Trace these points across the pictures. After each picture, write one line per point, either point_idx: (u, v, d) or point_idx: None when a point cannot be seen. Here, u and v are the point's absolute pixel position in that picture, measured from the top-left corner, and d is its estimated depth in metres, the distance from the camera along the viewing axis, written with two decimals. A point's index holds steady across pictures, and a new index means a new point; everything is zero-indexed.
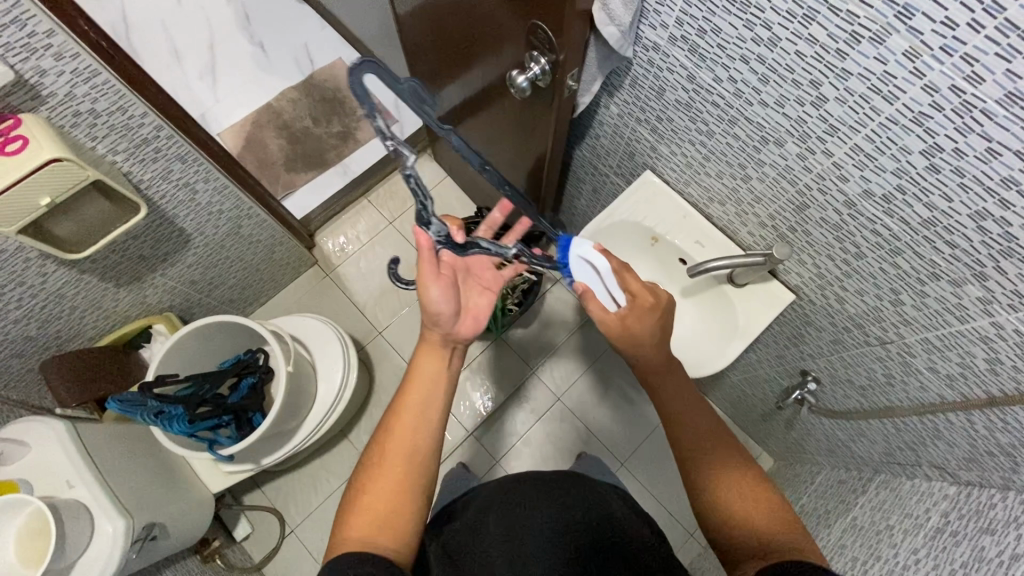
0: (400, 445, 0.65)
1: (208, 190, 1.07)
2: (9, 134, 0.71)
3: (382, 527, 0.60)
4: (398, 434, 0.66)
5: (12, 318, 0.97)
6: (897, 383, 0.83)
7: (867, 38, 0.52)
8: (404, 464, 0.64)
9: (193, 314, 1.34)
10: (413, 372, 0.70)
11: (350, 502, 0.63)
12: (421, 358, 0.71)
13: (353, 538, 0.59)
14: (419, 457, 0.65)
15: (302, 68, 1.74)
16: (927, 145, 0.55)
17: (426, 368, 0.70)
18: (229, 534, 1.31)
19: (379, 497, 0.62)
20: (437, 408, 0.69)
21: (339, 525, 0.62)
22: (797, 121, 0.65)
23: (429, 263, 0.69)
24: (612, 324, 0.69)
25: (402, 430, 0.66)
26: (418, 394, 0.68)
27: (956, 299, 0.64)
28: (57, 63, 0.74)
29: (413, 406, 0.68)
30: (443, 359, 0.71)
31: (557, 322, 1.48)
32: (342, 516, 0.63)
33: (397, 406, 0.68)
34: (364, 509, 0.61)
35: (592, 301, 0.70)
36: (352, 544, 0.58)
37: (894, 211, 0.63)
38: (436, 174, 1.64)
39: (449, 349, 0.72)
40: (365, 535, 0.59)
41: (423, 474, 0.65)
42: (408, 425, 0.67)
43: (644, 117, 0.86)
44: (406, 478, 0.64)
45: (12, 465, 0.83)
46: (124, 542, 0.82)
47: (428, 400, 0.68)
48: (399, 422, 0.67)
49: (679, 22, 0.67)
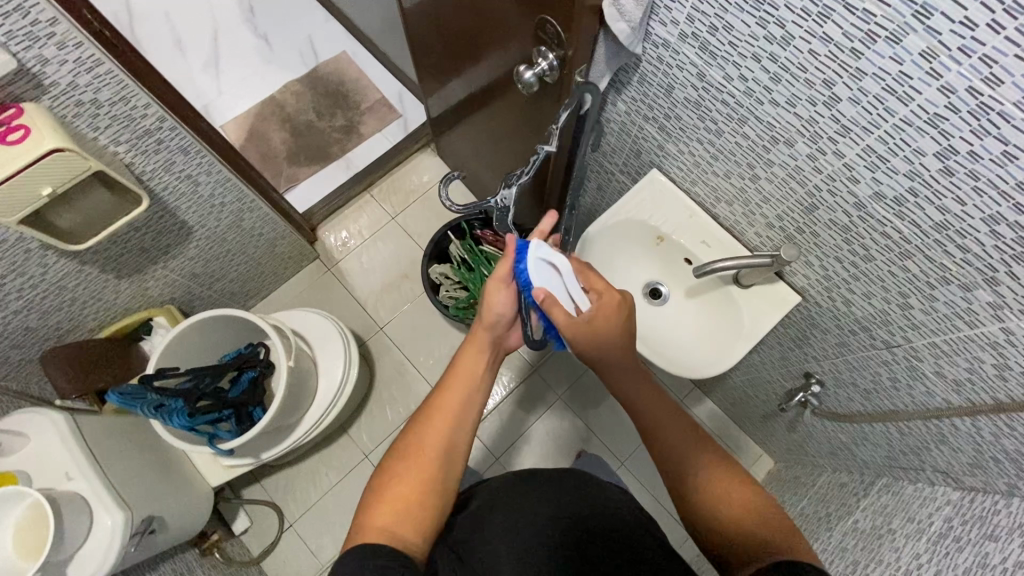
0: (435, 439, 0.65)
1: (210, 182, 1.06)
2: (11, 124, 0.70)
3: (404, 520, 0.60)
4: (434, 428, 0.66)
5: (12, 309, 0.96)
6: (902, 387, 0.82)
7: (883, 37, 0.51)
8: (435, 459, 0.64)
9: (194, 307, 1.33)
10: (454, 367, 0.71)
11: (374, 491, 0.62)
12: (462, 354, 0.72)
13: (375, 527, 0.58)
14: (451, 455, 0.65)
15: (306, 61, 1.72)
16: (941, 148, 0.54)
17: (468, 366, 0.71)
18: (227, 527, 1.31)
19: (406, 489, 0.62)
20: (472, 407, 0.69)
21: (360, 514, 0.61)
22: (808, 121, 0.64)
23: (507, 264, 0.69)
24: (577, 328, 0.68)
25: (439, 425, 0.66)
26: (457, 391, 0.69)
27: (966, 304, 0.64)
28: (60, 52, 0.73)
29: (450, 402, 0.68)
30: (483, 362, 0.71)
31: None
32: (365, 505, 0.62)
33: (433, 400, 0.69)
34: (387, 500, 0.61)
35: (553, 309, 0.66)
36: (374, 533, 0.57)
37: (905, 214, 0.62)
38: (440, 169, 1.63)
39: (492, 356, 0.73)
40: (388, 526, 0.59)
41: (453, 472, 0.65)
42: (445, 420, 0.67)
43: (652, 115, 0.85)
44: (436, 474, 0.63)
45: (10, 456, 0.83)
46: (123, 535, 0.81)
47: (466, 400, 0.69)
48: (436, 416, 0.67)
49: (690, 19, 0.66)
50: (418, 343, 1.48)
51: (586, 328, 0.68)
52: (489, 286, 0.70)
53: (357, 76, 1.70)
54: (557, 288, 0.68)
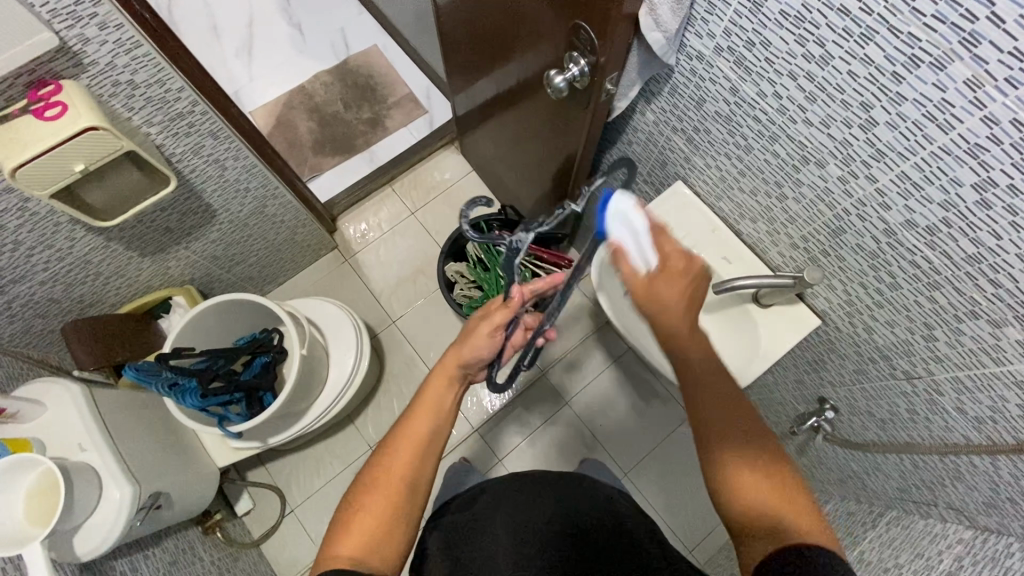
0: (400, 469, 0.65)
1: (237, 168, 1.07)
2: (49, 100, 0.72)
3: (373, 549, 0.60)
4: (401, 458, 0.65)
5: (39, 280, 0.99)
6: (919, 420, 0.80)
7: (927, 62, 0.50)
8: (401, 489, 0.64)
9: (212, 288, 1.35)
10: (420, 398, 0.69)
11: (343, 518, 0.63)
12: (431, 384, 0.70)
13: (341, 556, 0.59)
14: (416, 483, 0.65)
15: (337, 52, 1.74)
16: (980, 179, 0.53)
17: (435, 396, 0.70)
18: (230, 508, 1.32)
19: (371, 517, 0.62)
20: (439, 437, 0.68)
21: (328, 539, 0.62)
22: (842, 143, 0.63)
23: (502, 316, 0.69)
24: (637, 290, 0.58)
25: (405, 454, 0.66)
26: (424, 422, 0.68)
27: (993, 340, 0.62)
28: (101, 32, 0.74)
29: (416, 433, 0.67)
30: (451, 392, 0.71)
31: (570, 325, 1.48)
32: (335, 528, 0.62)
33: (400, 430, 0.68)
34: (355, 528, 0.61)
35: (620, 260, 0.56)
36: (340, 562, 0.58)
37: (937, 244, 0.61)
38: (462, 167, 1.64)
39: (459, 386, 0.73)
40: (354, 555, 0.59)
41: (419, 500, 0.65)
42: (413, 448, 0.66)
43: (680, 127, 0.84)
44: (401, 503, 0.63)
45: (25, 425, 0.84)
46: (130, 508, 0.83)
47: (433, 430, 0.68)
48: (403, 446, 0.66)
49: (727, 33, 0.66)
50: (429, 339, 1.48)
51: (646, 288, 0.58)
52: (478, 329, 0.70)
53: (386, 70, 1.71)
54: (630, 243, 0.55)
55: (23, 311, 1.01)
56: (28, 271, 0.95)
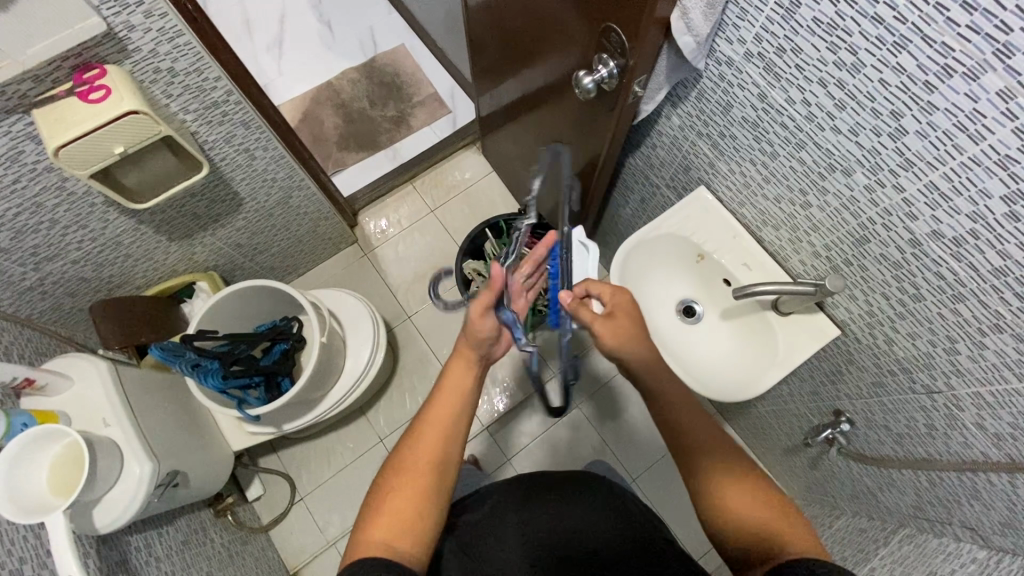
0: (426, 455, 0.66)
1: (266, 158, 1.10)
2: (94, 84, 0.75)
3: (404, 535, 0.60)
4: (426, 443, 0.66)
5: (72, 259, 1.02)
6: (938, 436, 0.79)
7: (960, 72, 0.50)
8: (430, 474, 0.65)
9: (235, 276, 1.38)
10: (441, 385, 0.70)
11: (373, 507, 0.63)
12: (450, 370, 0.71)
13: (374, 542, 0.59)
14: (443, 466, 0.66)
15: (365, 50, 1.77)
16: (1009, 191, 0.52)
17: (455, 380, 0.71)
18: (241, 493, 1.34)
19: (402, 506, 0.62)
20: (464, 417, 0.69)
21: (360, 528, 0.62)
22: (870, 151, 0.63)
23: (490, 289, 0.71)
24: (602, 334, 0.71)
25: (431, 440, 0.66)
26: (447, 406, 0.69)
27: (1017, 355, 0.62)
28: (146, 20, 0.76)
29: (440, 420, 0.68)
30: (473, 374, 0.72)
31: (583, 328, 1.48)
32: (365, 517, 0.63)
33: (422, 418, 0.69)
34: (386, 517, 0.61)
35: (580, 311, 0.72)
36: (373, 547, 0.58)
37: (963, 255, 0.60)
38: (483, 168, 1.65)
39: (480, 369, 0.73)
40: (387, 540, 0.59)
41: (446, 485, 0.65)
42: (437, 435, 0.67)
43: (706, 132, 0.85)
44: (431, 487, 0.64)
45: (52, 397, 0.87)
46: (148, 484, 0.85)
47: (456, 415, 0.69)
48: (429, 432, 0.67)
49: (758, 38, 0.66)
50: (443, 335, 1.50)
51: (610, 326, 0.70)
52: (473, 310, 0.71)
53: (413, 69, 1.74)
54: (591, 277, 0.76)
55: (54, 289, 1.04)
56: (63, 250, 0.98)
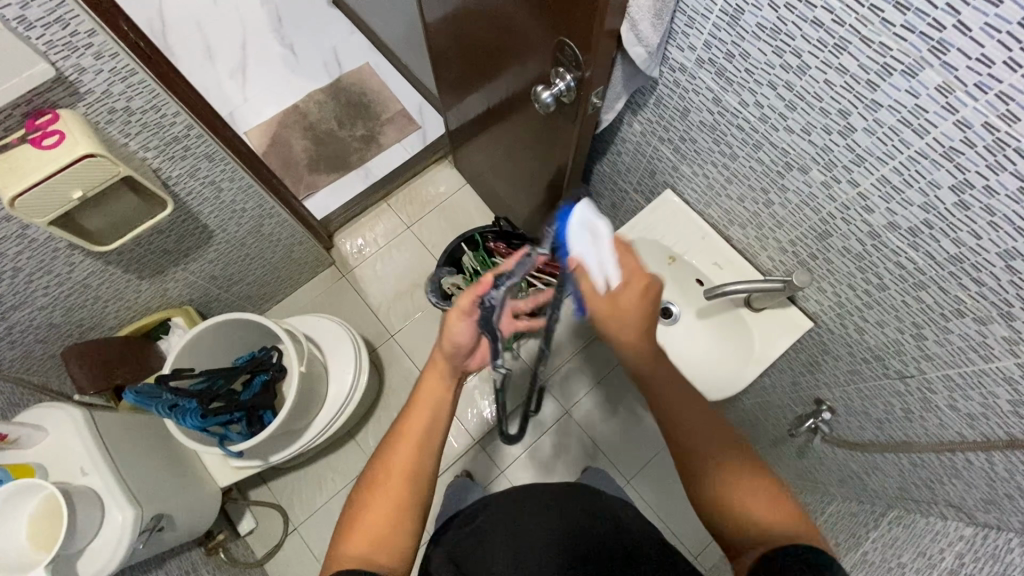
0: (401, 467, 0.65)
1: (233, 188, 1.09)
2: (47, 129, 0.74)
3: (380, 546, 0.61)
4: (400, 454, 0.66)
5: (38, 305, 0.99)
6: (915, 419, 0.81)
7: (899, 70, 0.52)
8: (405, 482, 0.64)
9: (211, 308, 1.36)
10: (417, 392, 0.69)
11: (348, 519, 0.64)
12: (424, 381, 0.69)
13: (349, 555, 0.60)
14: (419, 478, 0.65)
15: (330, 71, 1.76)
16: (957, 181, 0.54)
17: (431, 390, 0.69)
18: (233, 528, 1.32)
19: (376, 517, 0.62)
20: (439, 427, 0.68)
21: (338, 542, 0.62)
22: (823, 149, 0.65)
23: (471, 295, 0.64)
24: (597, 302, 0.59)
25: (406, 450, 0.66)
26: (421, 414, 0.68)
27: (981, 338, 0.63)
28: (97, 62, 0.76)
29: (413, 433, 0.67)
30: (449, 384, 0.70)
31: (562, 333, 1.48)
32: (344, 530, 0.63)
33: (399, 426, 0.68)
34: (361, 530, 0.62)
35: (581, 278, 0.58)
36: (349, 562, 0.59)
37: (920, 245, 0.62)
38: (456, 181, 1.66)
39: (456, 377, 0.70)
40: (363, 554, 0.60)
41: (422, 491, 0.65)
42: (410, 445, 0.66)
43: (667, 137, 0.86)
44: (408, 498, 0.64)
45: (28, 452, 0.85)
46: (132, 530, 0.83)
47: (433, 423, 0.68)
48: (403, 443, 0.66)
49: (707, 45, 0.68)
50: (428, 351, 1.49)
51: (608, 305, 0.59)
52: (448, 316, 0.65)
53: (379, 87, 1.73)
54: (594, 256, 0.55)
55: (23, 337, 1.01)
56: (28, 297, 0.96)
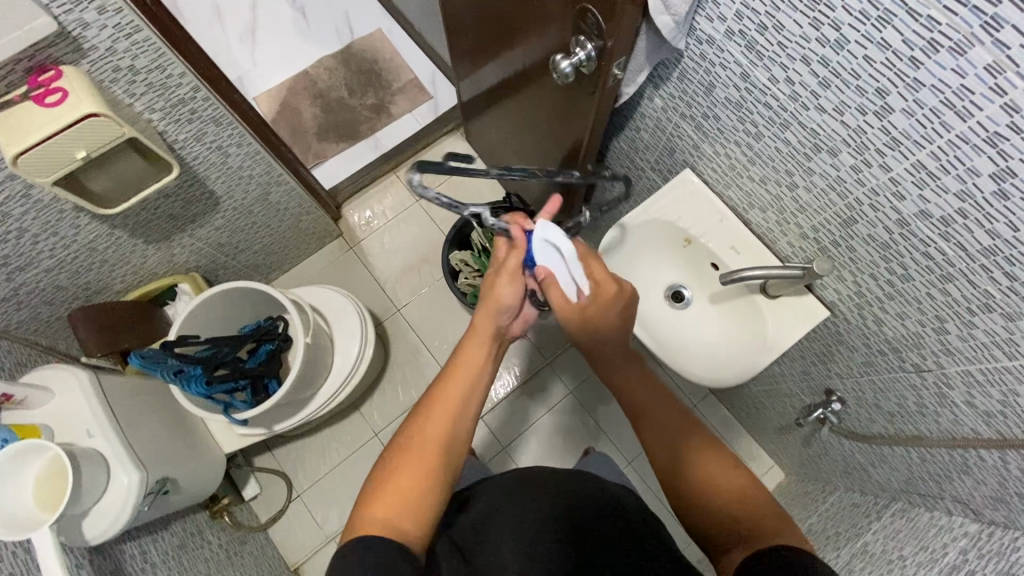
0: (436, 433, 0.64)
1: (240, 154, 1.07)
2: (49, 86, 0.71)
3: (405, 513, 0.58)
4: (435, 423, 0.64)
5: (44, 268, 0.99)
6: (928, 413, 0.79)
7: (947, 47, 0.48)
8: (438, 450, 0.63)
9: (217, 276, 1.35)
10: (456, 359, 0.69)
11: (373, 484, 0.61)
12: (464, 347, 0.70)
13: (374, 521, 0.57)
14: (451, 448, 0.64)
15: (341, 37, 1.72)
16: (997, 169, 0.51)
17: (469, 359, 0.69)
18: (237, 492, 1.34)
19: (405, 483, 0.60)
20: (473, 402, 0.67)
21: (362, 505, 0.60)
22: (856, 130, 0.61)
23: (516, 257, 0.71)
24: (570, 312, 0.70)
25: (440, 417, 0.65)
26: (460, 382, 0.68)
27: (1006, 334, 0.61)
28: (100, 17, 0.73)
29: (450, 399, 0.66)
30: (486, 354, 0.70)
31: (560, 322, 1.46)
32: (367, 493, 0.61)
33: (434, 392, 0.67)
34: (387, 495, 0.59)
35: (552, 289, 0.69)
36: (375, 526, 0.56)
37: (952, 235, 0.59)
38: (467, 154, 1.62)
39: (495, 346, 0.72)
40: (387, 518, 0.57)
41: (453, 467, 0.63)
42: (447, 413, 0.65)
43: (689, 114, 0.82)
44: (436, 469, 0.62)
45: (36, 411, 0.85)
46: (137, 493, 0.84)
47: (467, 392, 0.67)
48: (439, 408, 0.65)
49: (738, 16, 0.64)
50: (434, 326, 1.48)
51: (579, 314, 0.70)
52: (500, 277, 0.71)
53: (391, 55, 1.69)
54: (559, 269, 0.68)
55: (29, 299, 1.01)
56: (34, 259, 0.95)
